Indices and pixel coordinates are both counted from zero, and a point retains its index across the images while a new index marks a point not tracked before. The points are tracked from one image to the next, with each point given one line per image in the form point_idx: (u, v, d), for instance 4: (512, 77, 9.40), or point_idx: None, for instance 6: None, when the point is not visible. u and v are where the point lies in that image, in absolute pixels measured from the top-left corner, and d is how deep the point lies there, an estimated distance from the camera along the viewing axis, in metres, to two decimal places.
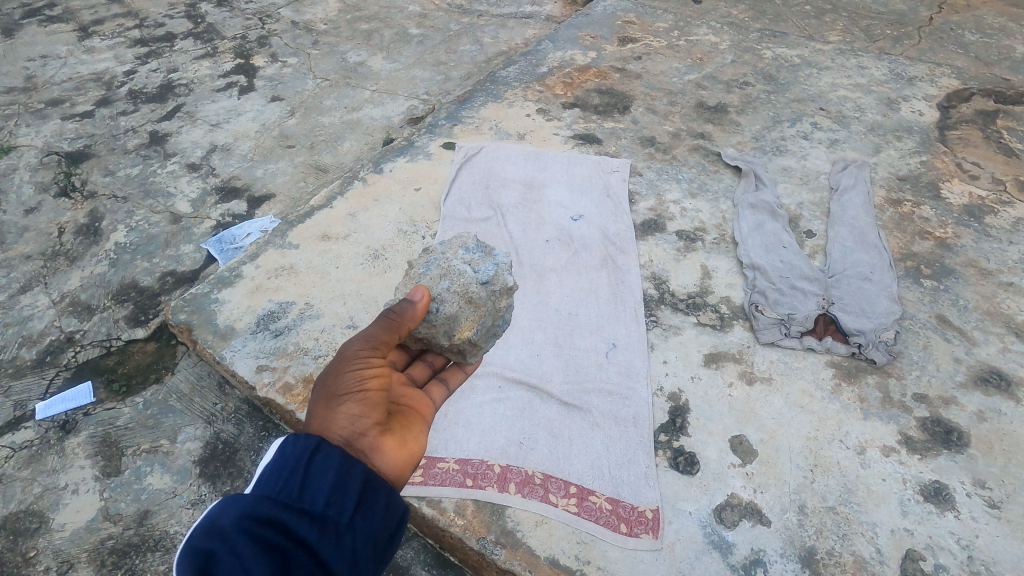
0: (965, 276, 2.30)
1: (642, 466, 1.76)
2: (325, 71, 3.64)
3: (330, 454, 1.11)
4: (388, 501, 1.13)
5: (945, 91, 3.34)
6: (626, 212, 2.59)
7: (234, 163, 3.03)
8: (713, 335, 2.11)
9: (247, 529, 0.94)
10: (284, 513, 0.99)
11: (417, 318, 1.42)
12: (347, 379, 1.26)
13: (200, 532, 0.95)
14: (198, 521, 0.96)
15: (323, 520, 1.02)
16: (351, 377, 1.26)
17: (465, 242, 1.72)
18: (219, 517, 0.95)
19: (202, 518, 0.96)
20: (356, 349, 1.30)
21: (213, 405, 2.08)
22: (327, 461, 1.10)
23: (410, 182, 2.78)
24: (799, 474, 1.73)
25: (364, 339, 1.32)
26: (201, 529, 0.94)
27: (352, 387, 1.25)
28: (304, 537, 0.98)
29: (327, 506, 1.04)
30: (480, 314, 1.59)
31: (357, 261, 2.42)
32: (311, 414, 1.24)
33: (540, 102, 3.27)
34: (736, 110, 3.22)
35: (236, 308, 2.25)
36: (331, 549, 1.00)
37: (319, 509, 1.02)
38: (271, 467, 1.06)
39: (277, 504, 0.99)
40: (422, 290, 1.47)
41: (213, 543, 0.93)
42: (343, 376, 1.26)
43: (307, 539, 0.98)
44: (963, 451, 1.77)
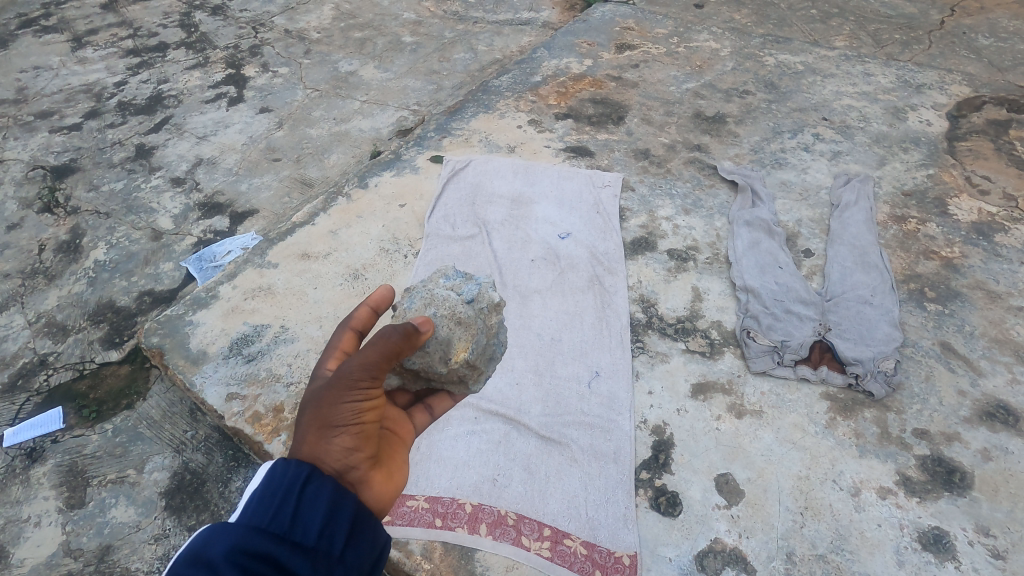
0: (972, 300, 2.18)
1: (620, 507, 1.66)
2: (316, 81, 3.58)
3: (322, 484, 1.02)
4: (376, 531, 1.06)
5: (955, 99, 3.20)
6: (616, 229, 2.49)
7: (218, 177, 2.99)
8: (702, 363, 2.01)
9: (238, 562, 0.86)
10: (275, 547, 0.90)
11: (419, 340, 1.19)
12: (342, 409, 1.08)
13: (184, 563, 0.86)
14: (181, 549, 0.87)
15: (316, 553, 0.94)
16: (348, 409, 1.08)
17: (444, 271, 1.59)
18: (206, 549, 0.86)
19: (187, 547, 0.87)
20: (354, 377, 1.08)
21: (183, 432, 2.02)
22: (319, 488, 1.01)
23: (395, 198, 2.70)
24: (788, 518, 1.62)
25: (362, 362, 1.07)
26: (187, 559, 0.86)
27: (348, 420, 1.08)
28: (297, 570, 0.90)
29: (320, 536, 0.96)
30: (473, 333, 1.43)
31: (336, 281, 2.35)
32: (296, 438, 1.09)
33: (532, 113, 3.18)
34: (735, 120, 3.11)
35: (210, 331, 2.19)
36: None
37: (311, 541, 0.94)
38: (260, 493, 0.97)
39: (268, 536, 0.91)
40: (426, 318, 1.23)
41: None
42: (339, 406, 1.08)
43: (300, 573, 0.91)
44: (966, 495, 1.66)
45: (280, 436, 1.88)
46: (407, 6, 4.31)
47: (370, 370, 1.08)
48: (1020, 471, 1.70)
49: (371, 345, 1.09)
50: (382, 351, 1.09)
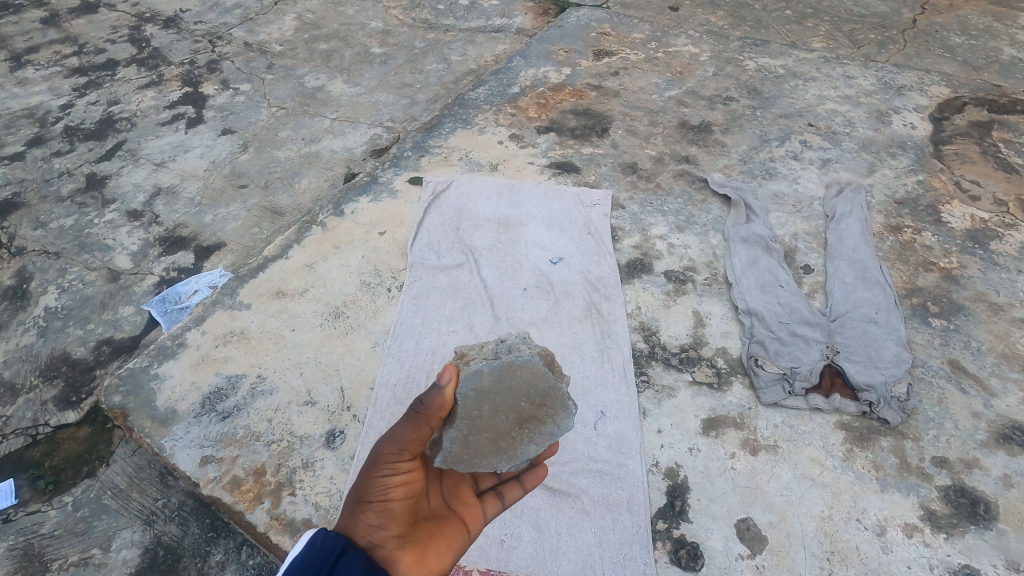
0: (976, 313, 2.14)
1: (639, 564, 1.56)
2: (281, 98, 3.38)
3: (355, 556, 0.92)
4: None
5: (936, 101, 3.19)
6: (609, 251, 2.38)
7: (180, 209, 2.78)
8: (710, 396, 1.91)
9: None
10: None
11: (447, 402, 1.20)
12: (376, 480, 1.06)
13: None
14: None
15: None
16: (380, 483, 1.05)
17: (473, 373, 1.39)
18: None
19: None
20: (385, 451, 1.09)
21: (153, 501, 1.83)
22: (355, 560, 0.91)
23: (373, 225, 2.54)
24: (815, 565, 1.54)
25: (392, 435, 1.12)
26: None
27: (380, 495, 1.04)
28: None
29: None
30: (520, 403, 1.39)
31: (316, 322, 2.18)
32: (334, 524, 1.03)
33: (512, 127, 3.04)
34: (721, 129, 3.04)
35: (179, 386, 2.00)
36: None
37: None
38: (297, 558, 0.88)
39: None
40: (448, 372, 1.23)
41: None
42: (372, 481, 1.05)
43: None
44: (992, 527, 1.60)
45: (264, 503, 1.71)
46: (374, 14, 4.12)
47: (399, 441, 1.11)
48: None
49: (403, 421, 1.14)
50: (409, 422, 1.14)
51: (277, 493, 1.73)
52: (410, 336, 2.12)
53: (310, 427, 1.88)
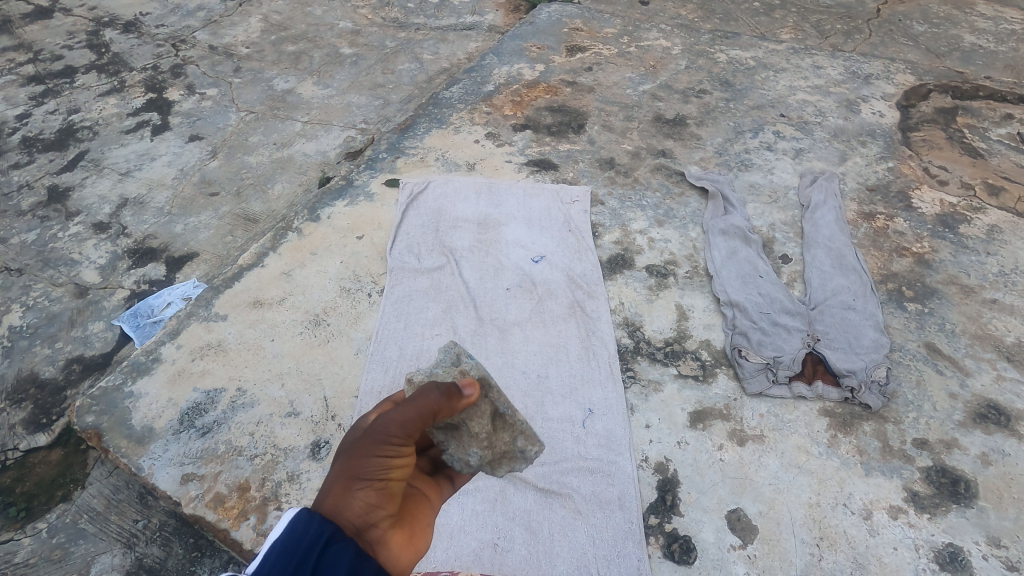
0: (948, 296, 2.19)
1: (633, 560, 1.55)
2: (250, 102, 3.30)
3: (347, 543, 0.87)
4: None
5: (902, 89, 3.26)
6: (590, 248, 2.38)
7: (149, 219, 2.69)
8: (696, 389, 1.92)
9: None
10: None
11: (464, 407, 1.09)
12: (372, 460, 0.96)
13: None
14: None
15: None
16: (376, 462, 0.96)
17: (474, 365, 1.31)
18: None
19: None
20: (388, 434, 0.98)
21: (133, 523, 1.76)
22: (346, 547, 0.87)
23: (351, 230, 2.49)
24: (805, 552, 1.56)
25: (396, 416, 0.99)
26: None
27: (376, 475, 0.96)
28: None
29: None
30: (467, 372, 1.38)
31: (296, 331, 2.13)
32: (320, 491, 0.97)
33: (488, 125, 3.02)
34: (695, 122, 3.06)
35: (155, 402, 1.93)
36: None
37: None
38: (278, 544, 0.84)
39: None
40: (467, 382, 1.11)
41: None
42: (367, 460, 0.96)
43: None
44: (972, 505, 1.64)
45: (249, 520, 1.67)
46: (342, 14, 4.05)
47: (406, 428, 0.99)
48: (1019, 475, 1.70)
49: (414, 404, 1.01)
50: (418, 411, 1.01)
51: (262, 508, 1.69)
52: (393, 341, 2.09)
53: (295, 439, 1.84)
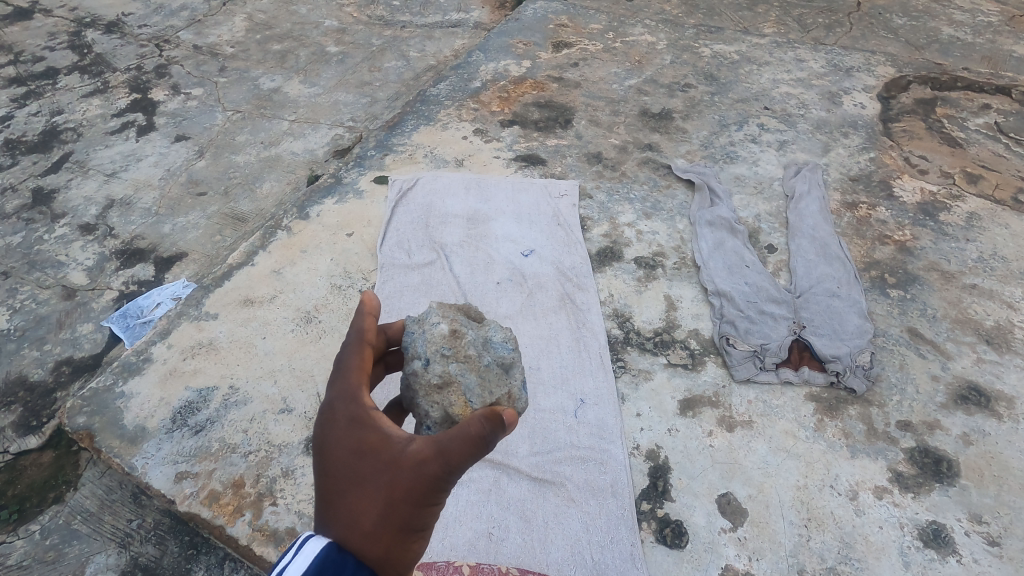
0: (929, 282, 2.24)
1: (626, 545, 1.58)
2: (236, 102, 3.29)
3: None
4: None
5: (883, 81, 3.31)
6: (579, 241, 2.40)
7: (136, 220, 2.68)
8: (685, 377, 1.95)
9: None
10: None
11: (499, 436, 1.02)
12: (424, 511, 0.95)
13: None
14: None
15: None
16: (426, 512, 0.95)
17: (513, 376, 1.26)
18: None
19: None
20: (442, 479, 0.93)
21: (127, 522, 1.76)
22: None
23: (340, 227, 2.50)
24: (793, 533, 1.59)
25: (451, 461, 0.92)
26: None
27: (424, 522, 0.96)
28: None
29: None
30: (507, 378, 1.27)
31: (287, 328, 2.13)
32: (355, 526, 0.92)
33: (476, 122, 3.03)
34: (681, 116, 3.09)
35: (147, 402, 1.93)
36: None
37: None
38: None
39: None
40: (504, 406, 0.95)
41: None
42: (420, 511, 0.94)
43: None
44: (955, 484, 1.68)
45: (245, 516, 1.67)
46: (327, 12, 4.04)
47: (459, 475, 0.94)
48: (999, 453, 1.75)
49: (469, 446, 0.92)
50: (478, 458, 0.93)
51: (258, 504, 1.69)
52: None
53: (288, 435, 1.84)
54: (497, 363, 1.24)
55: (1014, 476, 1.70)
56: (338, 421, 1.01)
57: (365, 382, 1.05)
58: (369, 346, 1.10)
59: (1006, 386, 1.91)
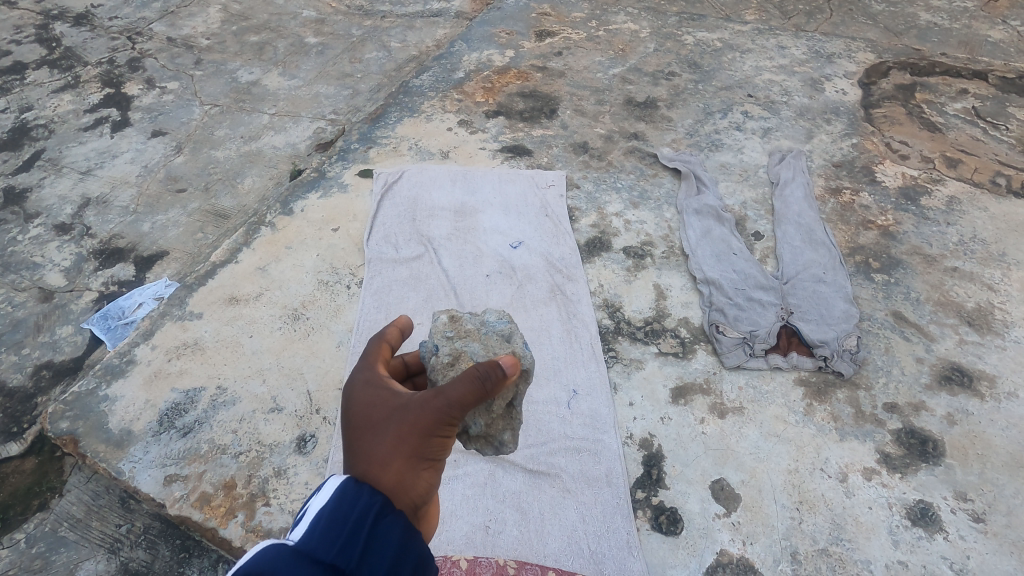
0: (912, 265, 2.27)
1: (622, 533, 1.59)
2: (214, 95, 3.21)
3: (397, 518, 0.90)
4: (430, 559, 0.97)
5: (863, 67, 3.34)
6: (568, 232, 2.40)
7: (114, 218, 2.61)
8: (676, 365, 1.96)
9: None
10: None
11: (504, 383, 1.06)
12: (431, 444, 0.98)
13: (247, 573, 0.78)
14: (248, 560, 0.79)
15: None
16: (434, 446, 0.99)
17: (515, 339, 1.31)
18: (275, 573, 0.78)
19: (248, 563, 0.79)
20: (447, 415, 0.97)
21: (116, 528, 1.72)
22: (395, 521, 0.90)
23: (325, 222, 2.46)
24: (786, 516, 1.62)
25: (453, 396, 0.96)
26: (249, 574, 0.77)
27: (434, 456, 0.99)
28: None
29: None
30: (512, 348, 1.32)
31: (274, 326, 2.10)
32: (368, 461, 0.96)
33: (460, 113, 3.00)
34: (666, 104, 3.08)
35: (132, 405, 1.89)
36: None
37: None
38: (327, 514, 0.86)
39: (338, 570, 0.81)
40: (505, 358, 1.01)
41: None
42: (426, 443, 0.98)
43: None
44: (941, 463, 1.72)
45: (237, 517, 1.65)
46: (305, 2, 3.95)
47: (463, 412, 0.98)
48: (982, 432, 1.78)
49: (468, 386, 0.96)
50: (479, 395, 0.97)
51: (250, 505, 1.67)
52: (374, 332, 2.07)
53: (279, 435, 1.82)
54: (498, 334, 1.31)
55: (998, 454, 1.74)
56: (353, 384, 1.07)
57: (382, 362, 1.13)
58: (388, 345, 1.16)
59: (987, 366, 1.95)
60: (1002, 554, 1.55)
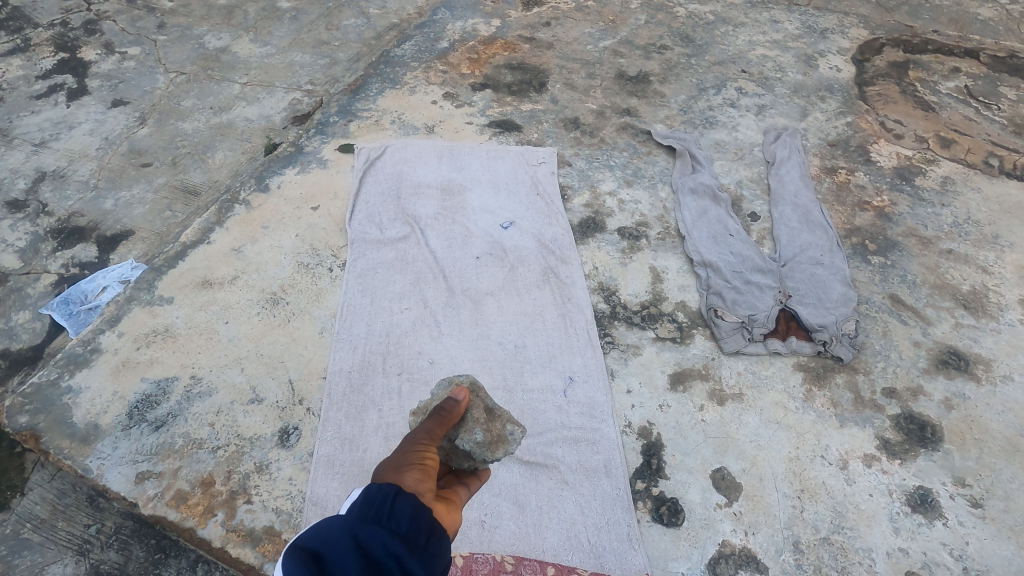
0: (908, 247, 2.24)
1: (623, 526, 1.54)
2: (179, 62, 2.99)
3: (409, 496, 0.87)
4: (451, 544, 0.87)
5: (857, 43, 3.28)
6: (560, 212, 2.31)
7: (72, 195, 2.42)
8: (674, 350, 1.91)
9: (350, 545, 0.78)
10: (374, 532, 0.79)
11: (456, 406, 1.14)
12: (411, 454, 0.97)
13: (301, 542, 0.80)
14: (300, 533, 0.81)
15: (414, 543, 0.81)
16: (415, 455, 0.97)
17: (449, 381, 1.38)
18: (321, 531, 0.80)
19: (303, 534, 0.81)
20: (421, 436, 1.02)
21: (84, 528, 1.60)
22: (409, 499, 0.86)
23: (304, 200, 2.32)
24: (787, 505, 1.59)
25: (421, 427, 1.05)
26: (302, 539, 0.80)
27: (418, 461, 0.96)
28: (399, 558, 0.78)
29: (412, 534, 0.82)
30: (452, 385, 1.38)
31: (252, 311, 1.98)
32: None
33: (445, 85, 2.85)
34: (658, 79, 2.98)
35: (98, 396, 1.77)
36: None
37: (406, 528, 0.82)
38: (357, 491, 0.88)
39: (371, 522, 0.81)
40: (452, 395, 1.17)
41: (308, 555, 0.77)
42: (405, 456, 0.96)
43: (402, 562, 0.78)
44: (939, 448, 1.70)
45: (217, 516, 1.55)
46: None
47: (432, 435, 1.04)
48: (979, 416, 1.78)
49: (428, 419, 1.08)
50: (441, 418, 1.09)
51: (230, 503, 1.58)
52: (360, 317, 1.97)
53: (260, 427, 1.71)
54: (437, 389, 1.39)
55: (994, 439, 1.73)
56: None
57: None
58: None
59: (983, 349, 1.94)
60: (999, 539, 1.54)
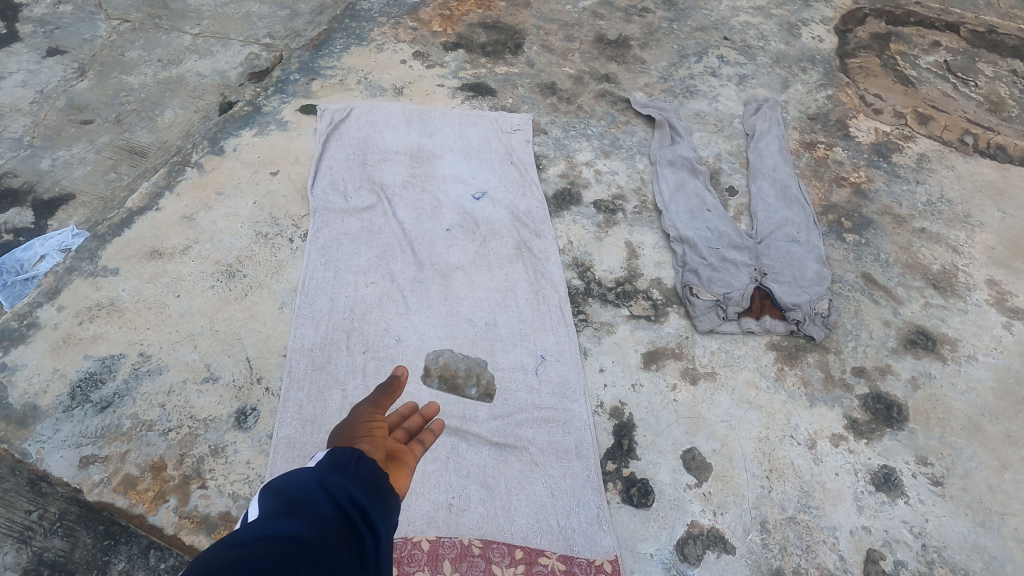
0: (883, 225, 2.23)
1: (592, 508, 1.52)
2: (122, 8, 2.74)
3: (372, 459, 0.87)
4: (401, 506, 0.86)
5: (841, 12, 3.20)
6: (534, 182, 2.22)
7: (4, 153, 2.22)
8: (649, 329, 1.87)
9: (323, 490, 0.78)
10: (343, 485, 0.80)
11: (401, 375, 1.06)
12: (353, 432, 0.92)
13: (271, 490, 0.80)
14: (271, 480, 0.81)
15: (378, 497, 0.82)
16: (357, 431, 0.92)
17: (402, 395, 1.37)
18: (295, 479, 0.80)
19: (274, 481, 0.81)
20: (369, 410, 0.98)
21: (25, 514, 1.47)
22: (371, 462, 0.86)
23: (262, 164, 2.17)
24: (756, 486, 1.59)
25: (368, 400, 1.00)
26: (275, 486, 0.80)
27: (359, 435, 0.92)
28: (365, 510, 0.79)
29: (377, 488, 0.83)
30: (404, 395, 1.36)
31: (206, 284, 1.86)
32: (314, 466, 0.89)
33: (416, 43, 2.68)
34: (639, 44, 2.87)
35: (37, 375, 1.64)
36: (385, 533, 0.80)
37: (372, 484, 0.83)
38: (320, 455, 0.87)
39: (342, 474, 0.82)
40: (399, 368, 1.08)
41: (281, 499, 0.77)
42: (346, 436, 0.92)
43: (367, 514, 0.79)
44: (904, 428, 1.72)
45: (169, 502, 1.47)
46: None
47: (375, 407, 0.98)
48: (944, 396, 1.80)
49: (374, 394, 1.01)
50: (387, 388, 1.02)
51: (183, 488, 1.50)
52: (322, 292, 1.87)
53: (215, 409, 1.62)
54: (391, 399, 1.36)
55: (957, 419, 1.75)
56: None
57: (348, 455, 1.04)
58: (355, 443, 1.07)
59: (950, 329, 1.96)
60: (957, 516, 1.58)
